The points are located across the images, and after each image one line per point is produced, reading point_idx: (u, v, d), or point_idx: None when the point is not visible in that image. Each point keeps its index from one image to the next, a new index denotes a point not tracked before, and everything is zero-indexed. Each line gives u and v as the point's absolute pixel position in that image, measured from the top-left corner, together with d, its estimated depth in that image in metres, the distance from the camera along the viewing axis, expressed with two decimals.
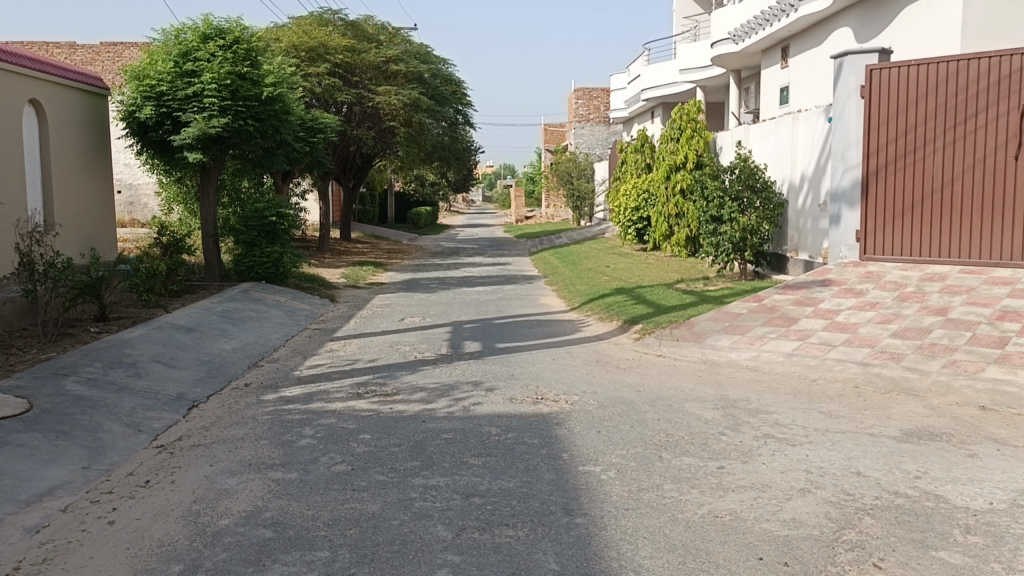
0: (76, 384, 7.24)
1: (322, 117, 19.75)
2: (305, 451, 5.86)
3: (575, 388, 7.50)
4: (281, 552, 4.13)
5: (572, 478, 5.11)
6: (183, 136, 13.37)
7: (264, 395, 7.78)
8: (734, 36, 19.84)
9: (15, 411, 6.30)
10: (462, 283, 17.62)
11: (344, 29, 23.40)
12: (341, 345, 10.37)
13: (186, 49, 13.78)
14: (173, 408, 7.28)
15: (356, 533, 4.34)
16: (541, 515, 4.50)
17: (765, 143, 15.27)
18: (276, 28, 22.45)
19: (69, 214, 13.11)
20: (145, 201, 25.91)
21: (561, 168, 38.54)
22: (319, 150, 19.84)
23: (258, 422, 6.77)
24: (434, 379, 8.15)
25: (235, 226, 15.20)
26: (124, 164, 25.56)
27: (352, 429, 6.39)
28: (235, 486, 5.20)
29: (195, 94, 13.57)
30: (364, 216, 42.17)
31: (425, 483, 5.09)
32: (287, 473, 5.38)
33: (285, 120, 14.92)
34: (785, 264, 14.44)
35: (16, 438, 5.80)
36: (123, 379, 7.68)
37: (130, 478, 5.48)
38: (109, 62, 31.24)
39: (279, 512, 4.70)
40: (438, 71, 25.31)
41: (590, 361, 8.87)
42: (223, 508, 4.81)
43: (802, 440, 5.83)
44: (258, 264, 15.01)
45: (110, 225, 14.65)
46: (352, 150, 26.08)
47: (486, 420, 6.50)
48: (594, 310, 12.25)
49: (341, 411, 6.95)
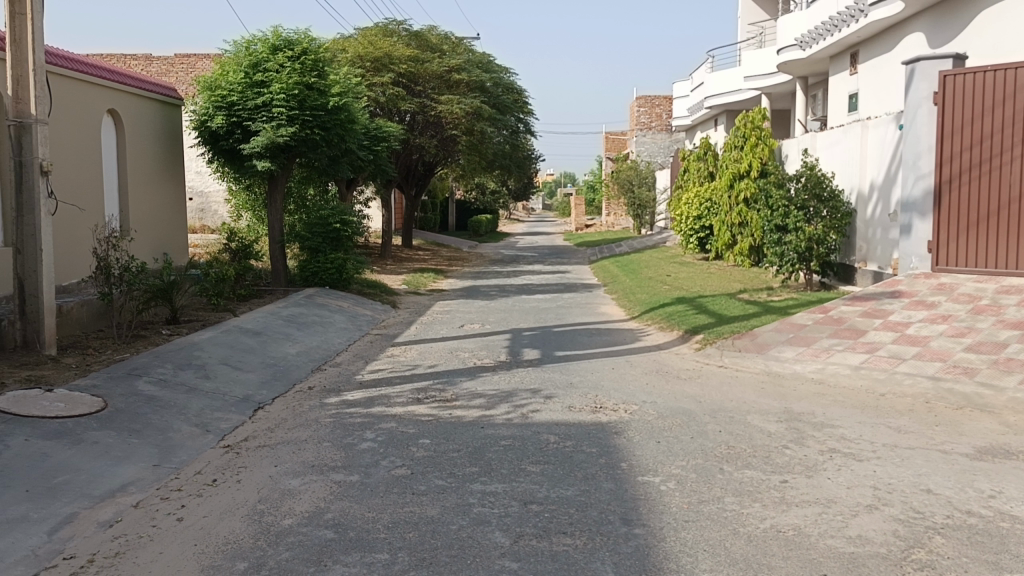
0: (148, 384, 7.50)
1: (385, 126, 20.03)
2: (366, 454, 5.95)
3: (634, 398, 7.44)
4: (342, 553, 4.20)
5: (630, 488, 5.07)
6: (253, 145, 13.76)
7: (326, 398, 7.93)
8: (801, 43, 19.49)
9: (91, 409, 6.53)
10: (521, 291, 17.67)
11: (409, 39, 23.76)
12: (401, 351, 10.51)
13: (256, 60, 14.19)
14: (239, 409, 7.48)
15: (415, 537, 4.39)
16: (599, 524, 4.48)
17: (833, 150, 14.96)
18: (342, 39, 22.97)
19: (143, 220, 13.58)
20: (215, 208, 26.68)
21: (622, 176, 38.35)
22: (382, 158, 20.16)
23: (321, 424, 6.91)
24: (493, 386, 8.18)
25: (300, 233, 15.54)
26: (195, 172, 26.35)
27: (412, 433, 6.46)
28: (298, 486, 5.31)
29: (265, 104, 13.97)
30: (425, 223, 42.64)
31: (484, 488, 5.11)
32: (349, 475, 5.47)
33: (350, 129, 15.20)
34: (852, 274, 14.08)
35: (91, 435, 6.03)
36: (192, 380, 7.93)
37: (198, 476, 5.65)
38: (183, 73, 32.27)
39: (340, 513, 4.78)
40: (499, 79, 25.44)
41: (650, 370, 8.79)
42: (287, 508, 4.92)
43: (869, 455, 5.67)
44: (322, 270, 15.31)
45: (182, 230, 15.13)
46: (414, 159, 26.42)
47: (545, 427, 6.50)
48: (654, 319, 12.15)
49: (401, 416, 7.04)
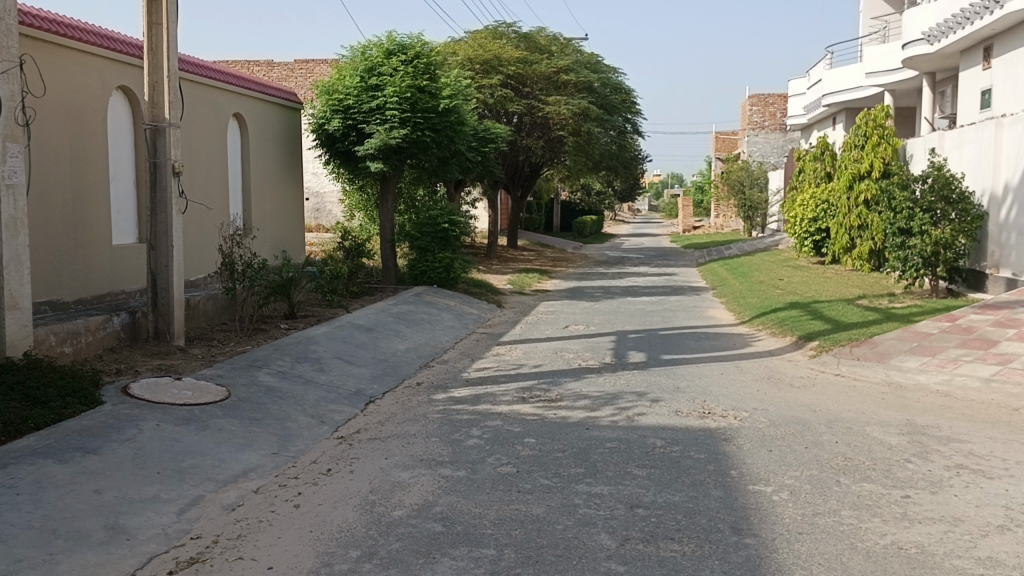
0: (268, 375, 7.86)
1: (493, 127, 20.26)
2: (473, 450, 6.05)
3: (744, 405, 7.26)
4: (450, 547, 4.28)
5: (740, 496, 4.95)
6: (367, 146, 14.20)
7: (434, 394, 8.10)
8: (928, 37, 18.48)
9: (216, 397, 6.89)
10: (627, 293, 17.52)
11: (518, 41, 23.98)
12: (507, 350, 10.61)
13: (371, 65, 14.64)
14: (352, 402, 7.74)
15: (521, 534, 4.43)
16: (708, 531, 4.40)
17: (963, 150, 14.13)
18: (453, 43, 23.46)
19: (265, 219, 14.23)
20: (329, 208, 27.66)
21: (733, 177, 37.34)
22: (490, 159, 20.40)
23: (429, 419, 7.06)
24: (599, 387, 8.15)
25: (410, 232, 15.92)
26: (311, 173, 27.40)
27: (518, 432, 6.52)
28: (408, 479, 5.45)
29: (379, 107, 14.39)
30: (531, 224, 42.87)
31: (589, 490, 5.10)
32: (456, 470, 5.57)
33: (460, 130, 15.44)
34: (983, 281, 13.27)
35: (216, 422, 6.37)
36: (308, 372, 8.26)
37: (314, 465, 5.88)
38: (301, 79, 33.62)
39: (448, 507, 4.87)
40: (608, 79, 25.31)
41: (760, 377, 8.56)
42: (397, 499, 5.05)
43: (1001, 474, 5.33)
44: (430, 269, 15.65)
45: (299, 228, 15.76)
46: (522, 160, 26.62)
47: (651, 431, 6.43)
48: (765, 324, 11.82)
49: (507, 414, 7.11)
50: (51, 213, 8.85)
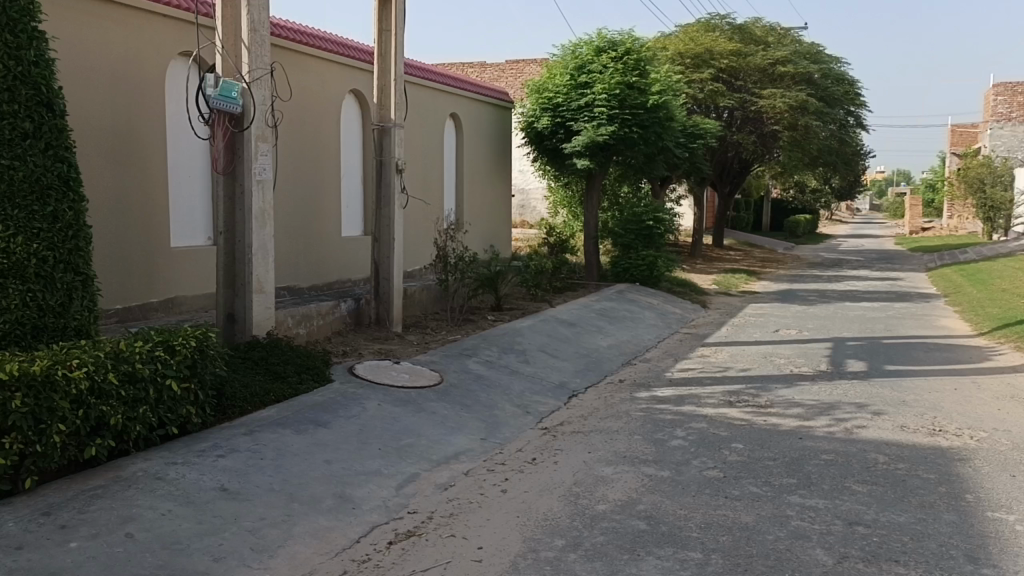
0: (478, 364, 8.19)
1: (703, 123, 19.79)
2: (677, 451, 5.95)
3: (982, 424, 6.60)
4: (655, 546, 4.25)
5: (977, 523, 4.50)
6: (574, 143, 14.39)
7: (637, 392, 8.06)
8: None
9: (430, 382, 7.28)
10: (844, 297, 16.48)
11: (732, 33, 23.27)
12: (713, 352, 10.33)
13: (582, 62, 14.80)
14: (556, 395, 7.88)
15: (729, 541, 4.30)
16: (939, 558, 4.05)
17: None
18: (664, 37, 23.24)
19: (476, 214, 14.82)
20: (535, 204, 28.28)
21: (971, 174, 33.83)
22: (699, 155, 19.95)
23: (632, 417, 7.04)
24: (812, 395, 7.73)
25: (615, 229, 15.93)
26: (519, 170, 28.17)
27: (725, 436, 6.34)
28: (612, 475, 5.46)
29: (587, 105, 14.51)
30: (738, 223, 41.43)
31: (802, 502, 4.86)
32: (660, 470, 5.51)
33: (669, 127, 15.20)
34: None
35: (430, 406, 6.73)
36: (514, 363, 8.52)
37: (520, 453, 6.05)
38: (513, 78, 34.58)
39: (653, 506, 4.83)
40: (829, 70, 23.88)
41: (1001, 395, 7.73)
42: (601, 494, 5.08)
43: None
44: (634, 266, 15.56)
45: (507, 224, 16.27)
46: (731, 156, 25.80)
47: (872, 445, 6.01)
48: (1008, 337, 10.65)
49: (713, 417, 6.93)
50: (291, 206, 9.74)
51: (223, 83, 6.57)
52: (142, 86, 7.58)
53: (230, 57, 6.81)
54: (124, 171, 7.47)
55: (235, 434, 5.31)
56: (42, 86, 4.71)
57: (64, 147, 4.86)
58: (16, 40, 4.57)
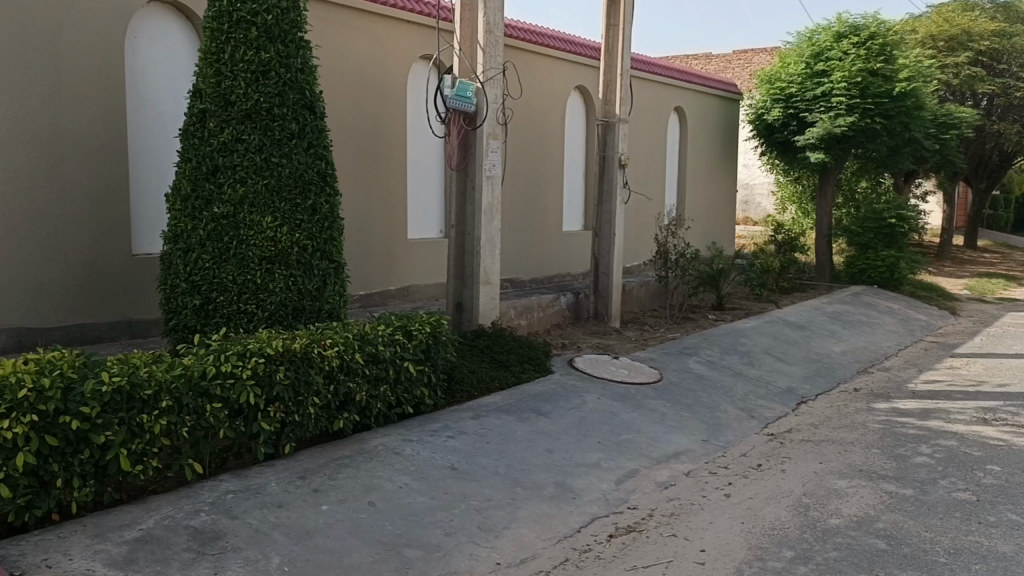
0: (699, 364, 7.99)
1: (957, 111, 17.96)
2: (922, 469, 5.45)
3: None
4: (897, 568, 3.92)
5: None
6: (808, 136, 13.63)
7: (874, 403, 7.48)
8: None
9: (650, 379, 7.20)
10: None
11: (995, 11, 20.93)
12: (964, 363, 9.35)
13: (819, 50, 13.99)
14: (783, 400, 7.50)
15: (986, 571, 3.87)
16: None
17: None
18: (913, 19, 21.36)
19: (698, 210, 14.47)
20: (759, 200, 27.08)
21: None
22: (951, 147, 18.13)
23: (869, 429, 6.54)
24: None
25: (850, 227, 14.87)
26: (744, 165, 27.11)
27: (979, 457, 5.71)
28: (846, 488, 5.11)
29: (824, 94, 13.68)
30: (995, 222, 37.18)
31: None
32: (902, 487, 5.08)
33: (917, 116, 13.95)
34: None
35: (650, 403, 6.66)
36: (737, 365, 8.22)
37: (744, 458, 5.83)
38: (740, 70, 33.24)
39: (893, 525, 4.47)
40: None
41: None
42: (834, 507, 4.77)
43: None
44: (871, 267, 14.45)
45: (731, 221, 15.73)
46: (990, 148, 23.18)
47: None
48: None
49: (965, 435, 6.27)
50: (517, 201, 10.06)
51: (459, 83, 6.86)
52: (387, 90, 8.17)
53: (466, 58, 7.08)
54: (371, 168, 8.10)
55: (464, 418, 5.57)
56: (308, 91, 5.19)
57: (323, 145, 5.32)
58: (287, 49, 5.08)
